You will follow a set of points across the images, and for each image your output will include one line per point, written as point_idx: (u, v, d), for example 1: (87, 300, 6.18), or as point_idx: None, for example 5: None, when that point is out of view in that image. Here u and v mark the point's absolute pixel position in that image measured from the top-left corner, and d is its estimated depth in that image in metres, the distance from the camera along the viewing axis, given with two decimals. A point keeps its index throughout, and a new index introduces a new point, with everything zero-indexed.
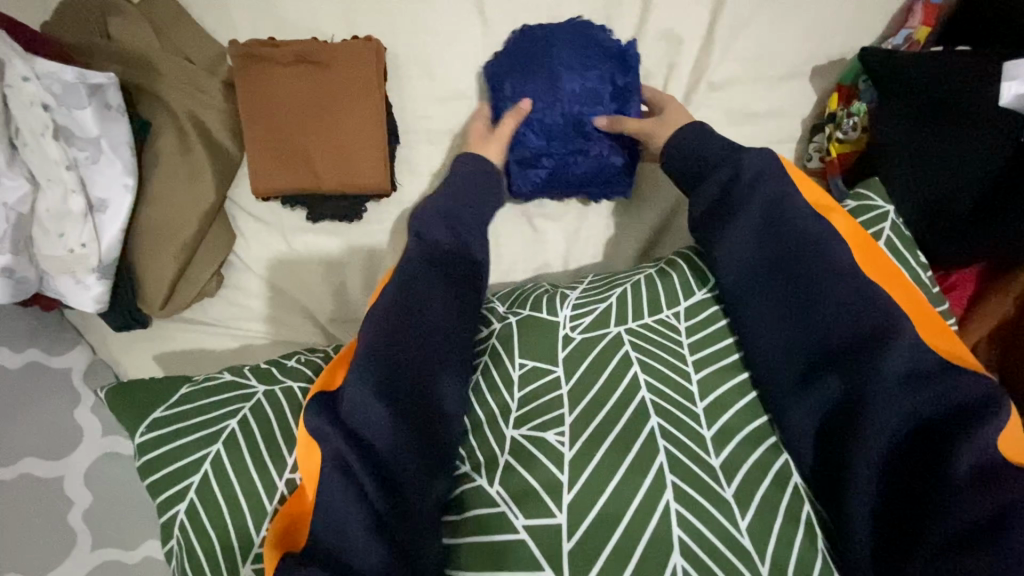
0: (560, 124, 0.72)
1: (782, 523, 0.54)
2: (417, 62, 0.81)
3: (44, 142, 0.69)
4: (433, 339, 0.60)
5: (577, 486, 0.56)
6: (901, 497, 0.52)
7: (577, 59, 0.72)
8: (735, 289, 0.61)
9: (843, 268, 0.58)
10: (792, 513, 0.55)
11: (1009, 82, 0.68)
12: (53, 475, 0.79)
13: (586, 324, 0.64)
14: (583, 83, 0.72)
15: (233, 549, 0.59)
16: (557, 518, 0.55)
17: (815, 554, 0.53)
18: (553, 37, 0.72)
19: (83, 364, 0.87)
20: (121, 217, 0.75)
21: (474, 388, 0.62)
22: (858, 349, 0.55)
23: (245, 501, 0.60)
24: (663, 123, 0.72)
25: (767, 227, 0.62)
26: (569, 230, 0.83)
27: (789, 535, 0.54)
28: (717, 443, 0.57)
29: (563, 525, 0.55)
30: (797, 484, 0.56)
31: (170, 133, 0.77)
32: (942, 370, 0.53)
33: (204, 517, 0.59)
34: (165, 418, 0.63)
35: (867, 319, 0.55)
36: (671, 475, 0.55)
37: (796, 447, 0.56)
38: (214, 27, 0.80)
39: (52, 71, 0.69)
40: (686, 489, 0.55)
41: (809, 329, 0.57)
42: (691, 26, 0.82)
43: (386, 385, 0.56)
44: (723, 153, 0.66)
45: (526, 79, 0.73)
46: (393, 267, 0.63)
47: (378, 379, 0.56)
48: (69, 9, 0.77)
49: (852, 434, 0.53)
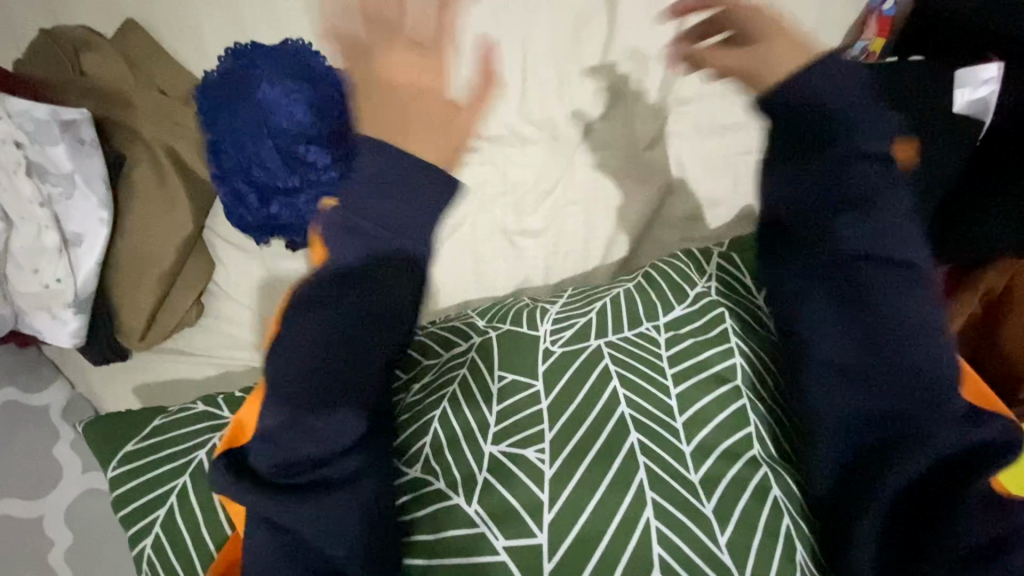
0: (278, 154, 0.75)
1: (761, 536, 0.54)
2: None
3: (18, 178, 0.71)
4: (344, 355, 0.52)
5: (557, 505, 0.55)
6: (904, 515, 0.54)
7: (279, 91, 0.74)
8: (794, 296, 0.57)
9: (909, 290, 0.54)
10: (770, 527, 0.55)
11: (962, 90, 0.72)
12: (32, 515, 0.78)
13: (567, 338, 0.64)
14: (292, 117, 0.74)
15: None
16: (538, 537, 0.54)
17: (794, 568, 0.54)
18: (257, 71, 0.74)
19: (61, 400, 0.85)
20: (96, 251, 0.74)
21: (449, 397, 0.62)
22: (921, 386, 0.53)
23: (206, 529, 0.58)
24: (767, 63, 0.65)
25: (846, 231, 0.55)
26: (547, 246, 0.84)
27: (768, 550, 0.54)
28: (696, 458, 0.57)
29: (544, 545, 0.54)
30: (776, 496, 0.56)
31: (146, 166, 0.77)
32: (972, 411, 0.54)
33: (169, 550, 0.59)
34: (137, 451, 0.63)
35: (932, 347, 0.53)
36: (651, 491, 0.55)
37: (823, 462, 0.56)
38: (188, 59, 0.80)
39: (25, 109, 0.70)
40: (665, 505, 0.55)
41: (869, 354, 0.54)
42: (656, 44, 0.84)
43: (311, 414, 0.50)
44: (844, 114, 0.55)
45: (239, 112, 0.74)
46: (340, 294, 0.52)
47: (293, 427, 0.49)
48: (40, 44, 0.77)
49: (879, 460, 0.54)
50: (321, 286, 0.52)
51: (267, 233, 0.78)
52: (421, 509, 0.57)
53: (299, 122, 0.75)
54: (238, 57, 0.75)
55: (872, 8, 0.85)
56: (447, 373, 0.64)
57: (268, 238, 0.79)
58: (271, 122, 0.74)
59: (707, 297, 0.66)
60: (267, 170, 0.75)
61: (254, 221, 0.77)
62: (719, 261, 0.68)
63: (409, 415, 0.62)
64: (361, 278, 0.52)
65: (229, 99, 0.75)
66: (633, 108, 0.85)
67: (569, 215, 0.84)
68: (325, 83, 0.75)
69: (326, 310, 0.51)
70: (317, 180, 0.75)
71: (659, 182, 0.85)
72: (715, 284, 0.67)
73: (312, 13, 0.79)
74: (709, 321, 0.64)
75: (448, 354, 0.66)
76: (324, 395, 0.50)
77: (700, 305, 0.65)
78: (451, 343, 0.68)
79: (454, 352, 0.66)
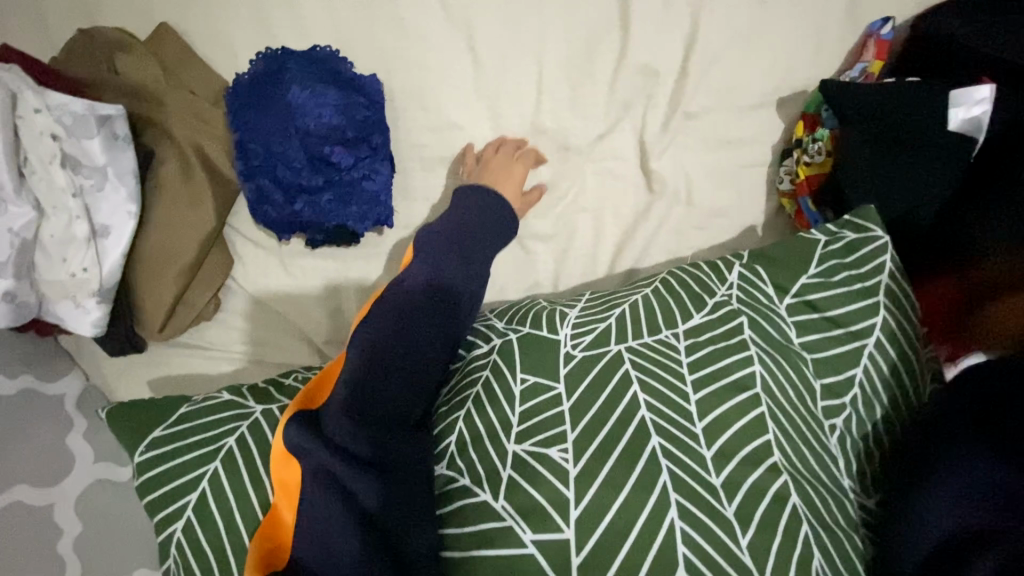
0: (305, 158, 0.79)
1: (781, 539, 0.55)
2: (411, 92, 0.85)
3: (52, 169, 0.74)
4: (403, 353, 0.62)
5: (583, 503, 0.56)
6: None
7: (308, 94, 0.77)
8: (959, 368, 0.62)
9: None
10: (790, 531, 0.55)
11: (957, 108, 0.75)
12: (44, 503, 0.78)
13: (587, 341, 0.66)
14: (319, 120, 0.78)
15: (227, 564, 0.59)
16: (565, 532, 0.55)
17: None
18: (285, 74, 0.78)
19: (77, 391, 0.87)
20: (123, 242, 0.77)
21: (473, 399, 0.64)
22: None
23: (238, 514, 0.60)
24: None
25: None
26: (557, 251, 0.87)
27: (789, 552, 0.54)
28: (718, 461, 0.58)
29: (571, 540, 0.55)
30: (796, 504, 0.56)
31: (173, 162, 0.80)
32: None
33: (200, 533, 0.60)
34: (165, 436, 0.64)
35: None
36: (674, 493, 0.56)
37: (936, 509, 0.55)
38: (218, 63, 0.84)
39: (62, 104, 0.73)
40: (688, 506, 0.56)
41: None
42: (666, 60, 0.87)
43: (375, 406, 0.60)
44: None
45: (268, 114, 0.78)
46: (400, 290, 0.66)
47: (358, 410, 0.59)
48: (77, 44, 0.81)
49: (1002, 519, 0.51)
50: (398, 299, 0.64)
51: (291, 230, 0.81)
52: (447, 505, 0.59)
53: (327, 125, 0.78)
54: (269, 61, 0.79)
55: (869, 33, 0.87)
56: (470, 375, 0.66)
57: (290, 235, 0.82)
58: (299, 126, 0.78)
59: (725, 304, 0.68)
60: (293, 171, 0.79)
61: (278, 218, 0.80)
62: (740, 269, 0.71)
63: (441, 410, 0.65)
64: (423, 281, 0.66)
65: (263, 100, 0.78)
66: (641, 121, 0.88)
67: (578, 224, 0.87)
68: (353, 90, 0.79)
69: (403, 324, 0.63)
70: (341, 180, 0.80)
71: (667, 192, 0.88)
72: (736, 291, 0.69)
73: (340, 22, 0.83)
74: (730, 329, 0.66)
75: (470, 357, 0.69)
76: (390, 394, 0.61)
77: (719, 314, 0.67)
78: (472, 345, 0.70)
79: (476, 354, 0.69)
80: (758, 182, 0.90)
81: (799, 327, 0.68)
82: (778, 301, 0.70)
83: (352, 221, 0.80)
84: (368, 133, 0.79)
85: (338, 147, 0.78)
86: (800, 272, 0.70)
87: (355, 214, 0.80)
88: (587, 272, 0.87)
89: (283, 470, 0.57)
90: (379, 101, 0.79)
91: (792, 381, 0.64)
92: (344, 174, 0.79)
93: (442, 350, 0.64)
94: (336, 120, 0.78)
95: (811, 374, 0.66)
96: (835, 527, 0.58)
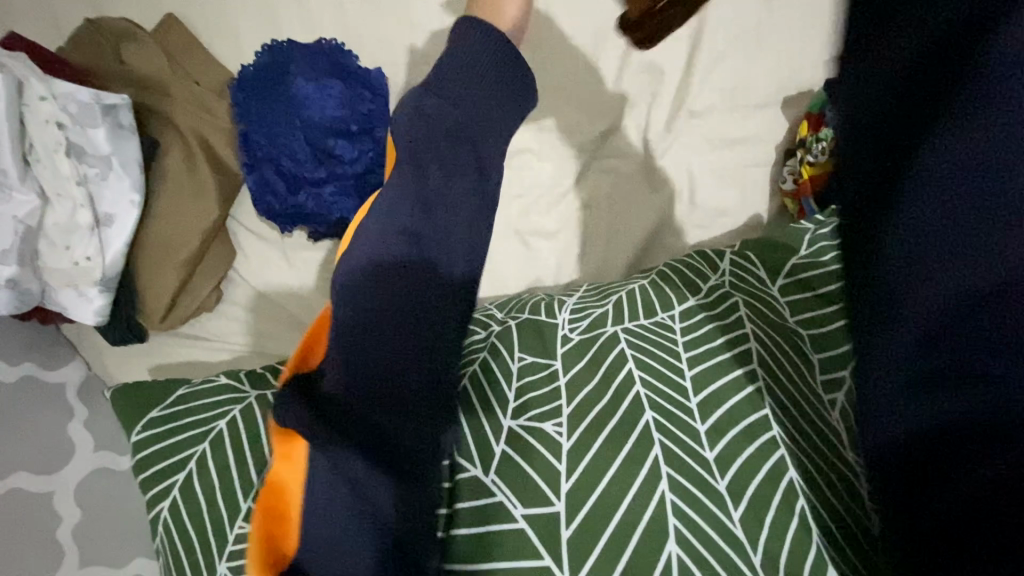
0: (309, 151, 0.79)
1: (774, 513, 0.54)
2: (416, 71, 0.82)
3: (57, 157, 0.74)
4: (402, 306, 0.50)
5: (575, 475, 0.56)
6: None
7: (313, 86, 0.77)
8: None
9: None
10: (784, 506, 0.54)
11: None
12: (43, 490, 0.78)
13: (584, 326, 0.66)
14: (323, 112, 0.78)
15: (209, 545, 0.58)
16: (555, 505, 0.55)
17: (811, 551, 0.52)
18: (290, 66, 0.78)
19: (77, 379, 0.88)
20: (126, 231, 0.78)
21: (470, 375, 0.64)
22: None
23: (220, 495, 0.60)
24: None
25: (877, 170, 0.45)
26: (560, 247, 0.87)
27: (783, 526, 0.54)
28: (712, 436, 0.57)
29: (562, 513, 0.55)
30: (793, 478, 0.56)
31: (178, 153, 0.81)
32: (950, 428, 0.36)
33: (184, 511, 0.60)
34: (161, 416, 0.64)
35: None
36: (666, 466, 0.56)
37: None
38: (225, 54, 0.84)
39: (70, 92, 0.73)
40: (681, 481, 0.56)
41: None
42: (671, 59, 0.88)
43: (375, 371, 0.49)
44: None
45: (274, 106, 0.78)
46: (381, 228, 0.50)
47: (356, 379, 0.48)
48: (86, 36, 0.81)
49: None
50: (370, 250, 0.49)
51: (292, 223, 0.81)
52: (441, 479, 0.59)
53: (332, 118, 0.78)
54: (274, 52, 0.79)
55: None
56: (469, 353, 0.67)
57: (292, 228, 0.82)
58: (305, 118, 0.78)
59: (718, 288, 0.68)
60: (297, 164, 0.79)
61: (281, 211, 0.80)
62: (732, 257, 0.72)
63: None
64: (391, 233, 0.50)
65: (267, 93, 0.78)
66: (645, 119, 0.89)
67: (581, 220, 0.87)
68: (358, 82, 0.79)
69: (399, 275, 0.50)
70: (343, 174, 0.79)
71: (670, 190, 0.88)
72: (729, 277, 0.70)
73: (346, 16, 0.83)
74: (725, 311, 0.66)
75: (467, 342, 0.69)
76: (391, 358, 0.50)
77: (713, 297, 0.67)
78: (471, 332, 0.70)
79: (473, 341, 0.69)
80: (761, 181, 0.89)
81: (793, 306, 0.68)
82: (771, 283, 0.70)
83: (350, 214, 0.79)
84: (371, 125, 0.79)
85: (342, 140, 0.78)
86: (792, 254, 0.71)
87: (357, 206, 0.79)
88: (588, 269, 0.87)
89: (291, 453, 0.49)
90: (383, 93, 0.79)
91: (789, 355, 0.63)
92: (347, 167, 0.79)
93: (451, 310, 0.52)
94: (340, 112, 0.78)
95: (808, 350, 0.65)
96: (837, 505, 0.56)
